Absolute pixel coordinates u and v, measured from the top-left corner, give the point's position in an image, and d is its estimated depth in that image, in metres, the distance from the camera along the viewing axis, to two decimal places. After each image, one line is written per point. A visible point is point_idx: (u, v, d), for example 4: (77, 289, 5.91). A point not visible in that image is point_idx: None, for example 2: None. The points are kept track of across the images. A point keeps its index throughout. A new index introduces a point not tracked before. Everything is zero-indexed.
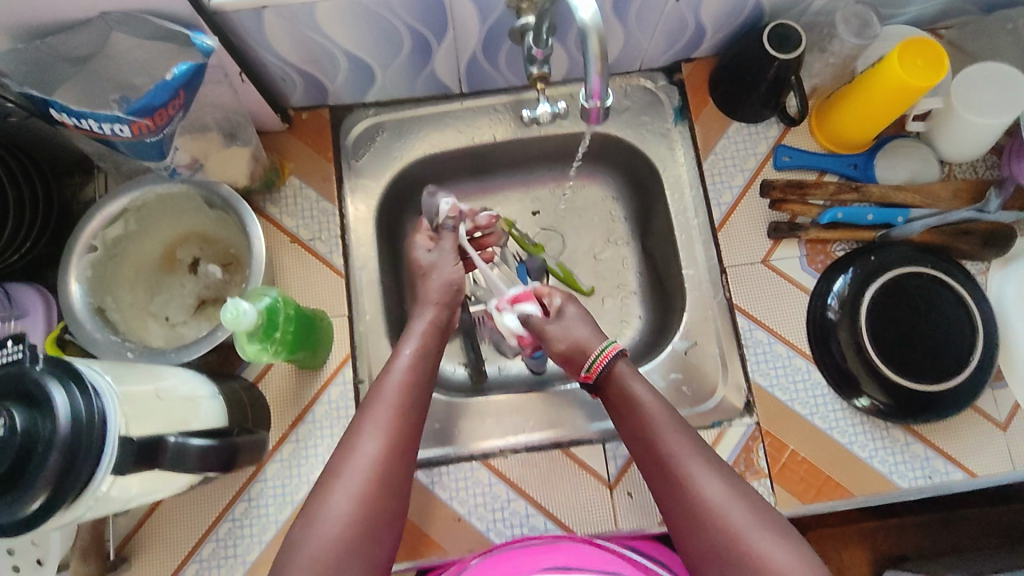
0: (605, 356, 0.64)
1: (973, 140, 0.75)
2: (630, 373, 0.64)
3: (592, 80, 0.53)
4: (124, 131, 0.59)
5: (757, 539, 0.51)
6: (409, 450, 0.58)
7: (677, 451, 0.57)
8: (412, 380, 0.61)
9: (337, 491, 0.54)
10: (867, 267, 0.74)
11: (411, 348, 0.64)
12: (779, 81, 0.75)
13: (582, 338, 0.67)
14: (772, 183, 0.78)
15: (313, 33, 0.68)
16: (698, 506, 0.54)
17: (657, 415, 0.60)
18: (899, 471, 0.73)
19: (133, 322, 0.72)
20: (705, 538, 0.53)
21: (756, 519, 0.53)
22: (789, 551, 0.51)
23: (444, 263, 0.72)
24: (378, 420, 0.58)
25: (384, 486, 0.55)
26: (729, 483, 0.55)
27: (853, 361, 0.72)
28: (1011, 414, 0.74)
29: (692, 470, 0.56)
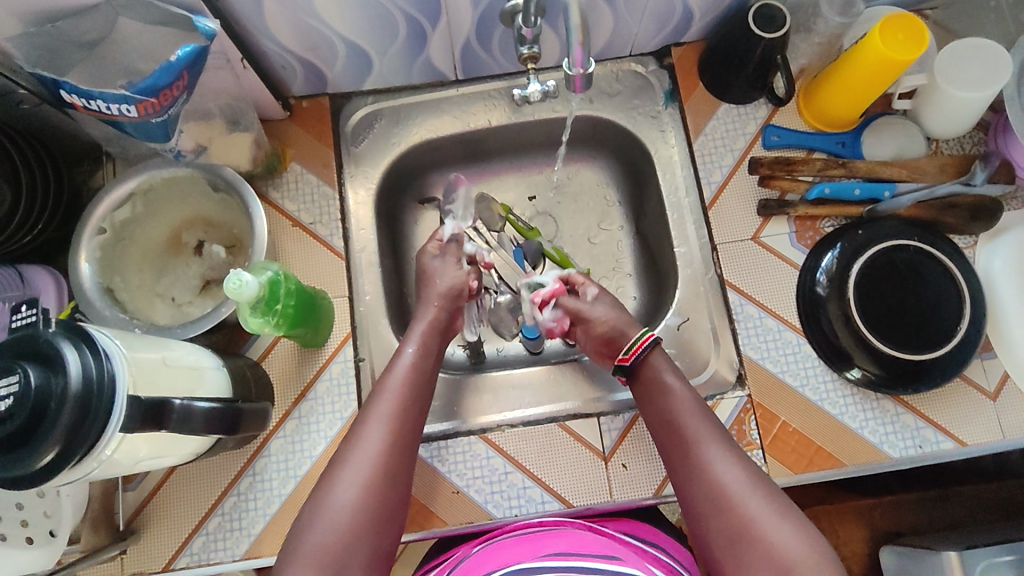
0: (640, 344, 0.69)
1: (958, 115, 0.76)
2: (665, 366, 0.68)
3: (574, 49, 0.57)
4: (130, 111, 0.61)
5: (769, 523, 0.54)
6: (412, 440, 0.64)
7: (703, 441, 0.61)
8: (414, 375, 0.67)
9: (344, 476, 0.59)
10: (854, 242, 0.75)
11: (412, 346, 0.70)
12: (765, 61, 0.77)
13: (624, 327, 0.73)
14: (760, 160, 0.81)
15: (310, 18, 0.71)
16: (717, 491, 0.57)
17: (687, 407, 0.64)
18: (889, 441, 0.74)
19: (141, 301, 0.74)
20: (722, 522, 0.56)
21: (770, 505, 0.55)
22: (796, 536, 0.53)
23: (446, 270, 0.77)
24: (382, 412, 0.63)
25: (388, 475, 0.60)
26: (749, 473, 0.58)
27: (843, 333, 0.73)
28: (1000, 383, 0.75)
29: (714, 459, 0.59)
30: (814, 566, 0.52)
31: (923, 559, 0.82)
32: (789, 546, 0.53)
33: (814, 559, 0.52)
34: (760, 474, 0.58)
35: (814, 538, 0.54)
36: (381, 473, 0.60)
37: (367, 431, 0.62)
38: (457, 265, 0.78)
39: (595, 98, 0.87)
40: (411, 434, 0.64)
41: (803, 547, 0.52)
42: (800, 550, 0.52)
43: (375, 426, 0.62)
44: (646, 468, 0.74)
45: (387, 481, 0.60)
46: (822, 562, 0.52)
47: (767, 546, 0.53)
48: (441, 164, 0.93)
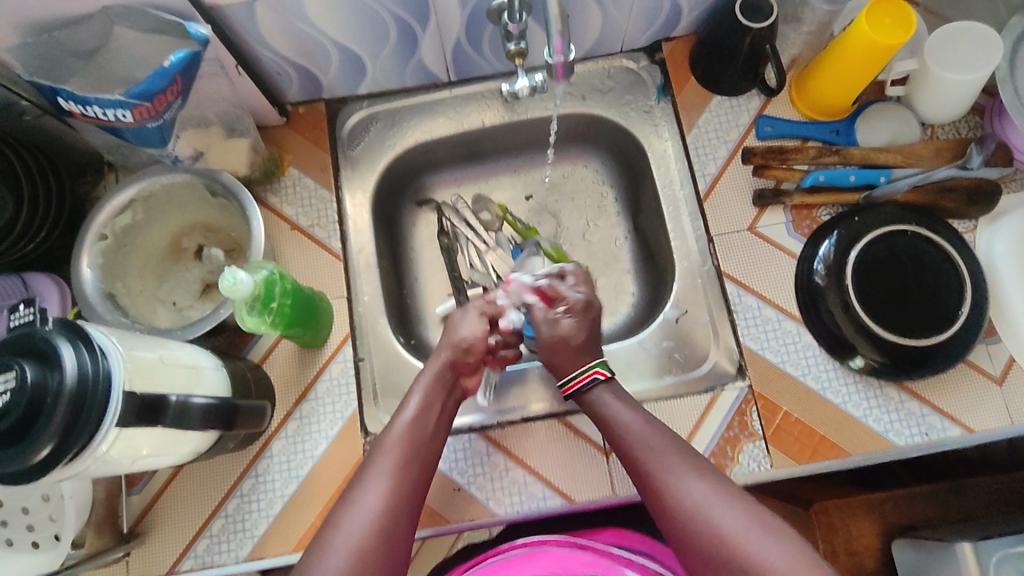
0: (580, 380, 0.69)
1: (951, 99, 0.76)
2: (609, 399, 0.68)
3: (554, 38, 0.59)
4: (126, 116, 0.64)
5: (745, 536, 0.53)
6: (412, 503, 0.60)
7: (662, 464, 0.60)
8: (414, 433, 0.63)
9: (338, 541, 0.55)
10: (851, 229, 0.75)
11: (414, 401, 0.66)
12: (755, 52, 0.77)
13: (563, 362, 0.71)
14: (753, 149, 0.80)
15: (302, 24, 0.72)
16: (687, 513, 0.56)
17: (639, 433, 0.63)
18: (895, 429, 0.72)
19: (142, 306, 0.76)
20: (698, 544, 0.55)
21: (743, 516, 0.55)
22: (780, 548, 0.52)
23: (466, 322, 0.73)
24: (382, 473, 0.59)
25: (386, 539, 0.56)
26: (714, 487, 0.57)
27: (843, 320, 0.72)
28: (1007, 368, 0.73)
29: (677, 480, 0.58)
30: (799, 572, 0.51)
31: (936, 550, 0.81)
32: (770, 557, 0.52)
33: (797, 564, 0.51)
34: (727, 485, 0.58)
35: (793, 542, 0.53)
36: (378, 536, 0.56)
37: (365, 491, 0.58)
38: (483, 321, 0.73)
39: (587, 95, 0.88)
40: (410, 496, 0.60)
41: (784, 556, 0.52)
42: (781, 561, 0.52)
43: (374, 487, 0.58)
44: None
45: (384, 545, 0.55)
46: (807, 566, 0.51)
47: (749, 562, 0.52)
48: (437, 166, 0.95)
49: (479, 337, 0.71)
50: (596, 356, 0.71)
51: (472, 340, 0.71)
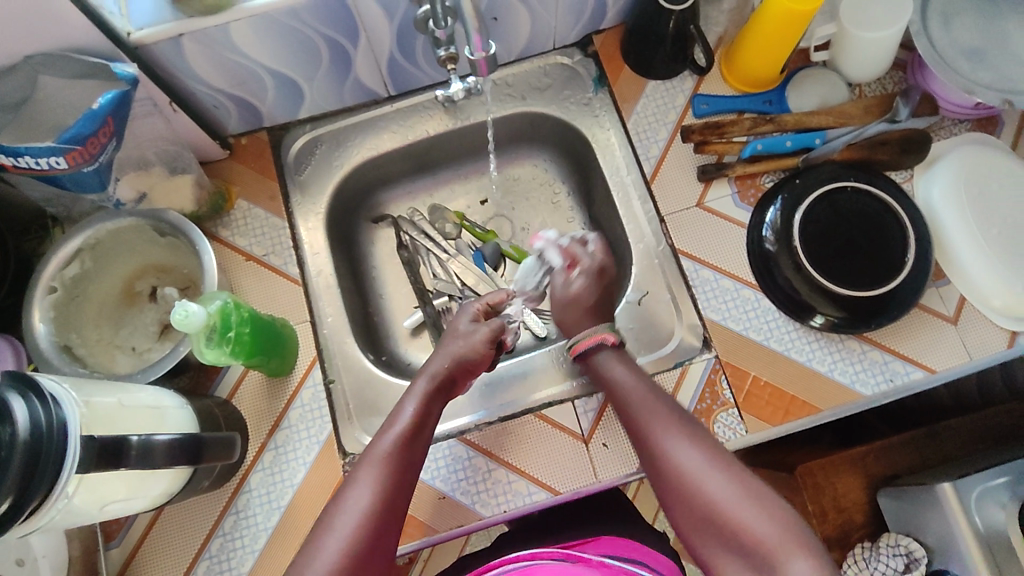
0: (589, 340, 0.70)
1: (873, 57, 0.79)
2: (613, 360, 0.69)
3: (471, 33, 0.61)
4: (60, 162, 0.64)
5: (737, 507, 0.54)
6: (398, 508, 0.59)
7: (658, 432, 0.61)
8: (409, 437, 0.63)
9: (327, 543, 0.54)
10: (794, 191, 0.76)
11: (412, 406, 0.66)
12: (681, 33, 0.79)
13: (578, 322, 0.75)
14: (691, 127, 0.82)
15: (233, 55, 0.73)
16: (679, 480, 0.58)
17: (640, 399, 0.65)
18: (861, 379, 0.74)
19: (100, 356, 0.74)
20: (690, 510, 0.56)
21: (736, 487, 0.55)
22: (767, 517, 0.53)
23: (473, 336, 0.73)
24: (371, 477, 0.59)
25: (372, 538, 0.55)
26: (709, 455, 0.58)
27: (799, 284, 0.74)
28: (959, 307, 0.75)
29: (673, 448, 0.59)
30: (783, 539, 0.51)
31: (918, 495, 0.82)
32: (760, 528, 0.52)
33: (786, 538, 0.51)
34: (722, 455, 0.58)
35: (783, 513, 0.53)
36: (365, 536, 0.55)
37: (354, 493, 0.58)
38: (487, 336, 0.73)
39: (526, 95, 0.90)
40: (399, 496, 0.59)
41: (769, 524, 0.52)
42: (766, 528, 0.52)
43: (362, 488, 0.58)
44: (627, 445, 0.73)
45: (370, 547, 0.55)
46: (791, 536, 0.51)
47: (738, 530, 0.53)
48: (388, 181, 0.95)
49: (482, 351, 0.72)
50: (601, 321, 0.74)
51: (477, 361, 0.71)
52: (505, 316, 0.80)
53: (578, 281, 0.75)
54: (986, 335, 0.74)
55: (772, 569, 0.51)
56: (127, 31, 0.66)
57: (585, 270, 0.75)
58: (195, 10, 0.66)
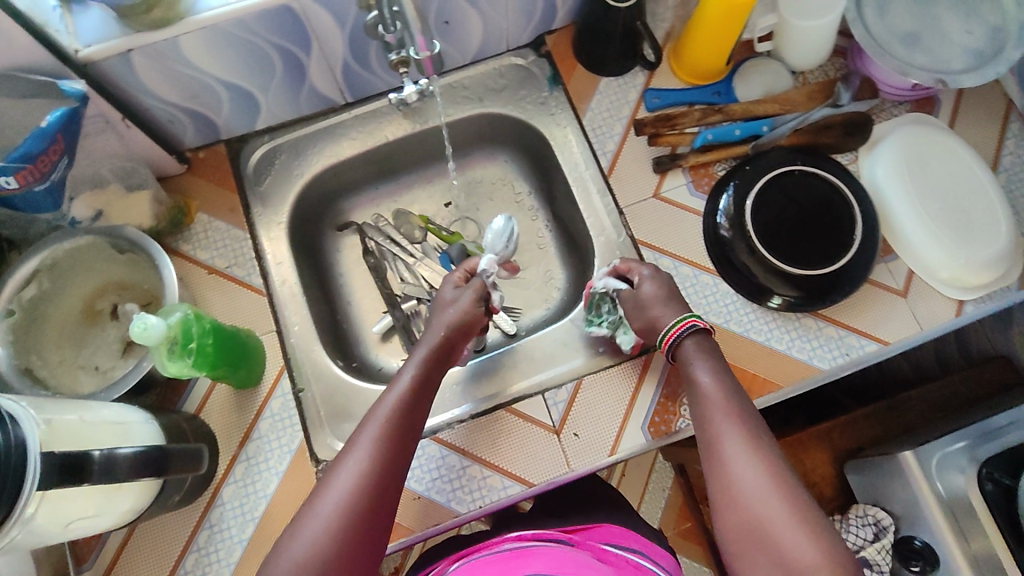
0: (675, 331, 0.68)
1: (813, 44, 0.82)
2: (694, 351, 0.67)
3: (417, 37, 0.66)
4: (9, 182, 0.63)
5: (787, 533, 0.53)
6: (397, 467, 0.60)
7: (724, 436, 0.60)
8: (410, 399, 0.65)
9: (324, 501, 0.57)
10: (745, 178, 0.79)
11: (411, 371, 0.68)
12: (629, 30, 0.81)
13: (657, 316, 0.70)
14: (643, 121, 0.85)
15: (185, 68, 0.73)
16: (734, 489, 0.57)
17: (713, 398, 0.62)
18: (818, 355, 0.76)
19: (63, 377, 0.73)
20: (739, 519, 0.56)
21: (792, 512, 0.54)
22: (816, 550, 0.52)
23: (462, 300, 0.75)
24: (369, 437, 0.61)
25: (368, 498, 0.57)
26: (772, 472, 0.56)
27: (755, 266, 0.76)
28: (907, 280, 0.78)
29: (737, 457, 0.58)
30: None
31: (883, 466, 0.85)
32: (806, 557, 0.52)
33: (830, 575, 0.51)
34: (788, 475, 0.56)
35: (835, 549, 0.52)
36: (363, 498, 0.57)
37: (354, 452, 0.60)
38: (475, 299, 0.75)
39: (483, 96, 0.91)
40: (398, 458, 0.61)
41: (814, 557, 0.52)
42: (812, 562, 0.52)
43: (362, 448, 0.60)
44: (597, 433, 0.74)
45: (366, 508, 0.57)
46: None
47: (784, 553, 0.53)
48: (351, 188, 0.96)
49: (471, 312, 0.74)
50: (681, 312, 0.70)
51: (472, 319, 0.73)
52: (482, 272, 0.78)
53: (643, 282, 0.73)
54: (934, 307, 0.77)
55: None
56: (75, 49, 0.66)
57: (645, 270, 0.73)
58: (142, 24, 0.66)
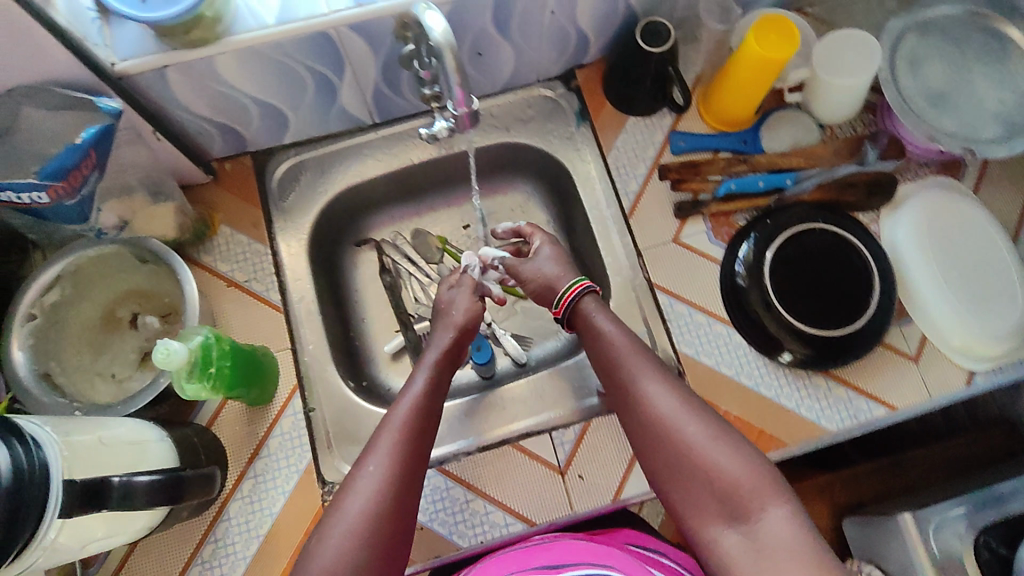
0: (572, 291, 0.73)
1: (843, 102, 0.81)
2: (597, 309, 0.71)
3: (454, 90, 0.56)
4: (42, 197, 0.65)
5: (710, 449, 0.57)
6: (415, 468, 0.62)
7: (637, 377, 0.63)
8: (423, 407, 0.67)
9: (348, 506, 0.58)
10: (765, 231, 0.79)
11: (422, 377, 0.70)
12: (660, 74, 0.82)
13: (555, 276, 0.77)
14: (668, 166, 0.84)
15: (218, 85, 0.73)
16: (658, 423, 0.60)
17: (620, 343, 0.67)
18: (826, 415, 0.77)
19: (80, 383, 0.75)
20: (666, 453, 0.59)
21: (711, 430, 0.58)
22: (738, 461, 0.56)
23: (462, 298, 0.81)
24: (388, 442, 0.63)
25: (392, 501, 0.59)
26: (685, 401, 0.61)
27: (768, 318, 0.77)
28: (920, 346, 0.79)
29: (656, 396, 0.61)
30: (754, 483, 0.55)
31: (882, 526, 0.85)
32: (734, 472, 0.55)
33: (758, 483, 0.55)
34: (700, 403, 0.61)
35: (756, 460, 0.56)
36: (385, 502, 0.59)
37: (373, 461, 0.61)
38: (472, 294, 0.81)
39: (511, 126, 0.92)
40: (414, 462, 0.62)
41: (739, 466, 0.55)
42: (739, 473, 0.55)
43: (381, 457, 0.61)
44: (603, 477, 0.75)
45: (389, 509, 0.59)
46: (762, 480, 0.55)
47: (714, 474, 0.56)
48: (372, 205, 0.96)
49: (473, 308, 0.80)
50: (575, 275, 0.77)
51: (477, 313, 0.79)
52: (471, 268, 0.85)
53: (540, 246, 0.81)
54: (945, 375, 0.77)
55: (744, 514, 0.54)
56: (111, 62, 0.66)
57: (541, 238, 0.82)
58: (180, 42, 0.66)
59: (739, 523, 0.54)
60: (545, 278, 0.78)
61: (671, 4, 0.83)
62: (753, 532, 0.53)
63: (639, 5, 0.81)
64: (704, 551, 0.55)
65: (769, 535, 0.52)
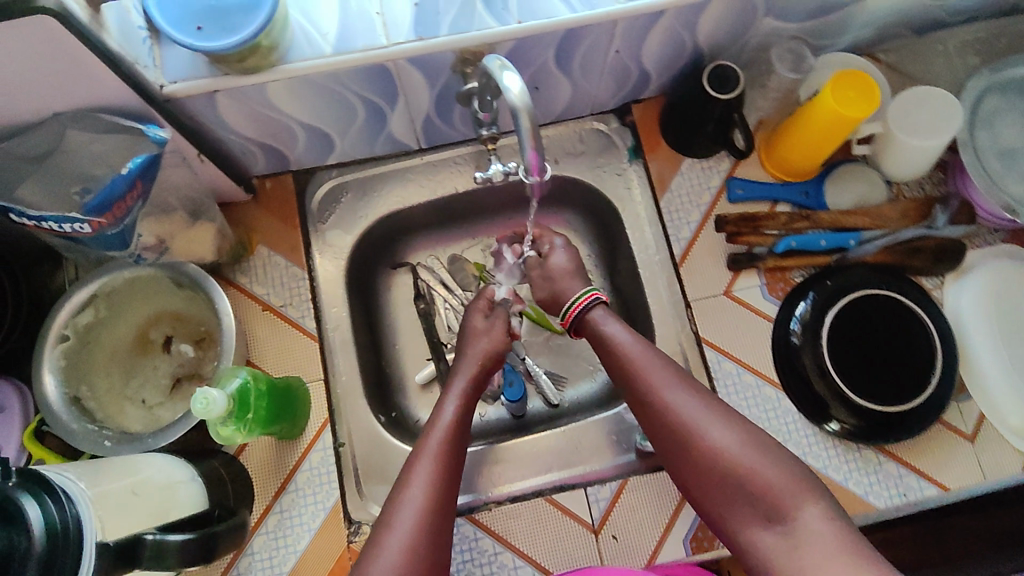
0: (581, 302, 0.72)
1: (914, 162, 0.77)
2: (607, 317, 0.71)
3: (528, 154, 0.53)
4: (84, 228, 0.63)
5: (741, 453, 0.58)
6: (453, 480, 0.63)
7: (660, 387, 0.64)
8: (455, 430, 0.66)
9: (392, 537, 0.57)
10: (824, 293, 0.76)
11: (452, 406, 0.69)
12: (724, 119, 0.78)
13: (565, 287, 0.76)
14: (726, 218, 0.81)
15: (269, 110, 0.70)
16: (688, 431, 0.61)
17: (637, 350, 0.67)
18: (874, 491, 0.74)
19: (110, 407, 0.72)
20: (698, 464, 0.60)
21: (738, 435, 0.59)
22: (770, 463, 0.58)
23: (494, 331, 0.77)
24: (424, 471, 0.62)
25: (437, 510, 0.59)
26: (711, 407, 0.61)
27: (819, 385, 0.74)
28: (977, 425, 0.76)
29: (678, 403, 0.62)
30: (785, 482, 0.56)
31: None
32: (767, 474, 0.57)
33: (790, 483, 0.56)
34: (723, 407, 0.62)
35: (786, 462, 0.58)
36: (432, 515, 0.59)
37: (412, 486, 0.61)
38: (504, 330, 0.77)
39: (560, 159, 0.87)
40: (451, 473, 0.63)
41: (771, 469, 0.57)
42: (773, 476, 0.57)
43: (420, 481, 0.61)
44: (636, 538, 0.74)
45: (436, 519, 0.59)
46: (793, 480, 0.56)
47: (748, 480, 0.57)
48: (411, 230, 0.93)
49: (501, 344, 0.76)
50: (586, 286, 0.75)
51: (504, 347, 0.76)
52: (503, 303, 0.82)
53: (555, 251, 0.79)
54: (1002, 457, 0.75)
55: (779, 514, 0.55)
56: (159, 84, 0.62)
57: (557, 240, 0.80)
58: (233, 69, 0.62)
59: (776, 524, 0.55)
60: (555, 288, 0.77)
61: (740, 46, 0.79)
62: (789, 531, 0.54)
63: (707, 46, 0.77)
64: (744, 552, 0.57)
65: (805, 532, 0.53)
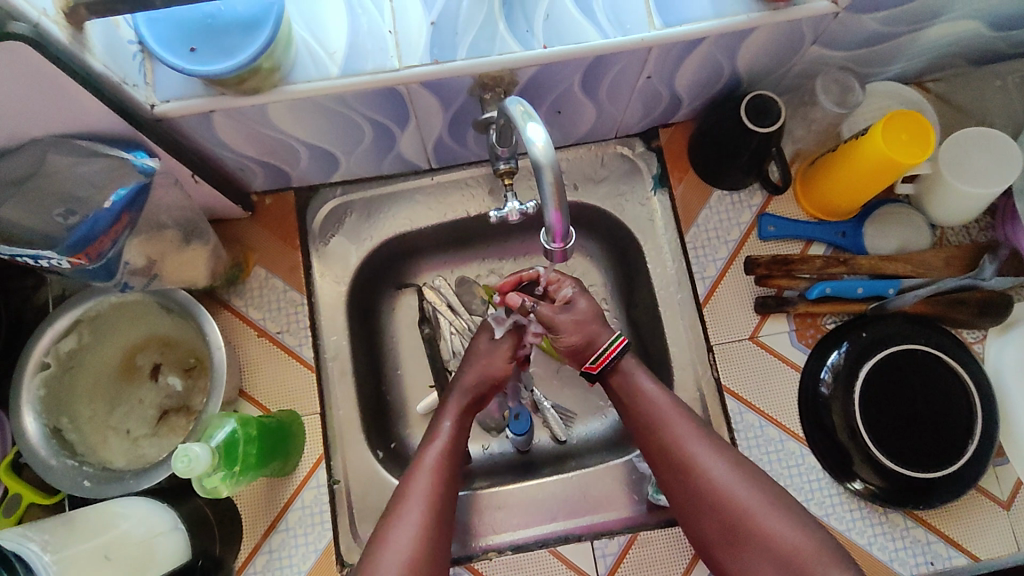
0: (611, 351, 0.63)
1: (964, 209, 0.72)
2: (632, 364, 0.65)
3: (550, 214, 0.48)
4: (63, 262, 0.59)
5: (762, 513, 0.55)
6: (448, 518, 0.60)
7: (675, 432, 0.60)
8: (450, 460, 0.62)
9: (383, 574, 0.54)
10: (859, 343, 0.71)
11: (450, 426, 0.65)
12: (760, 152, 0.72)
13: (595, 331, 0.64)
14: (756, 260, 0.76)
15: (269, 130, 0.65)
16: (706, 483, 0.57)
17: (652, 391, 0.63)
18: (899, 558, 0.70)
19: (92, 439, 0.68)
20: (715, 517, 0.57)
21: (762, 495, 0.57)
22: (793, 527, 0.55)
23: (496, 357, 0.68)
24: (420, 507, 0.58)
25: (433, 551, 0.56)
26: (733, 462, 0.58)
27: (846, 441, 0.69)
28: (1014, 492, 0.71)
29: (697, 451, 0.59)
30: (809, 547, 0.54)
31: None
32: (791, 539, 0.54)
33: (817, 550, 0.54)
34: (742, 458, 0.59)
35: (812, 529, 0.55)
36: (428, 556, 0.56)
37: (407, 515, 0.58)
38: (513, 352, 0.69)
39: (580, 184, 0.81)
40: (445, 510, 0.60)
41: (794, 533, 0.54)
42: (797, 541, 0.54)
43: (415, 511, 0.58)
44: None
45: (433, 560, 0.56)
46: (817, 547, 0.54)
47: (771, 542, 0.54)
48: (419, 251, 0.87)
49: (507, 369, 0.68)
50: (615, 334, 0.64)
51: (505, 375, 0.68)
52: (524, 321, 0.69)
53: (570, 300, 0.65)
54: None
55: None
56: (151, 103, 0.57)
57: (574, 288, 0.65)
58: (231, 89, 0.57)
59: None
60: (583, 331, 0.64)
61: (781, 75, 0.72)
62: None
63: (746, 73, 0.71)
64: None
65: None
